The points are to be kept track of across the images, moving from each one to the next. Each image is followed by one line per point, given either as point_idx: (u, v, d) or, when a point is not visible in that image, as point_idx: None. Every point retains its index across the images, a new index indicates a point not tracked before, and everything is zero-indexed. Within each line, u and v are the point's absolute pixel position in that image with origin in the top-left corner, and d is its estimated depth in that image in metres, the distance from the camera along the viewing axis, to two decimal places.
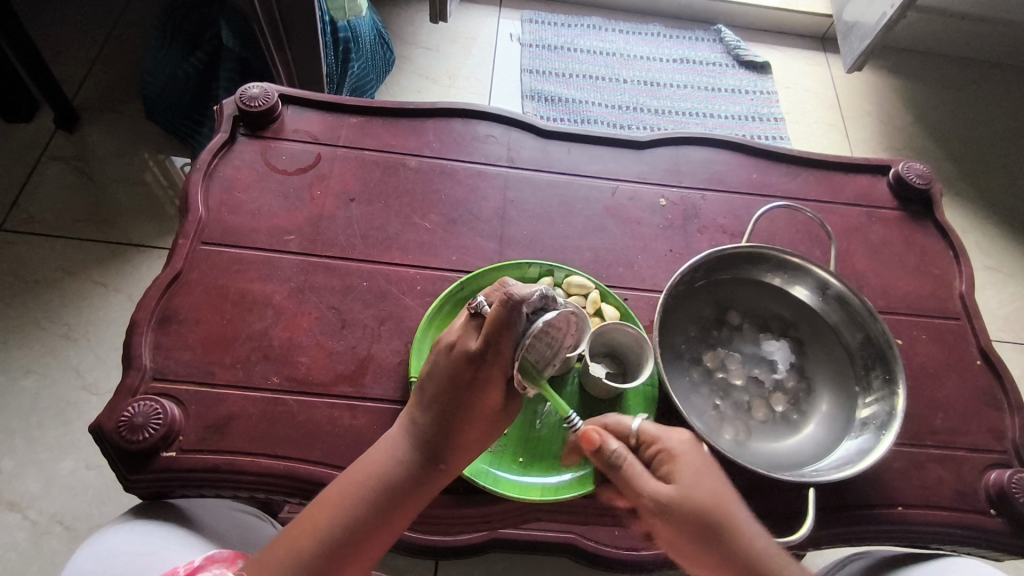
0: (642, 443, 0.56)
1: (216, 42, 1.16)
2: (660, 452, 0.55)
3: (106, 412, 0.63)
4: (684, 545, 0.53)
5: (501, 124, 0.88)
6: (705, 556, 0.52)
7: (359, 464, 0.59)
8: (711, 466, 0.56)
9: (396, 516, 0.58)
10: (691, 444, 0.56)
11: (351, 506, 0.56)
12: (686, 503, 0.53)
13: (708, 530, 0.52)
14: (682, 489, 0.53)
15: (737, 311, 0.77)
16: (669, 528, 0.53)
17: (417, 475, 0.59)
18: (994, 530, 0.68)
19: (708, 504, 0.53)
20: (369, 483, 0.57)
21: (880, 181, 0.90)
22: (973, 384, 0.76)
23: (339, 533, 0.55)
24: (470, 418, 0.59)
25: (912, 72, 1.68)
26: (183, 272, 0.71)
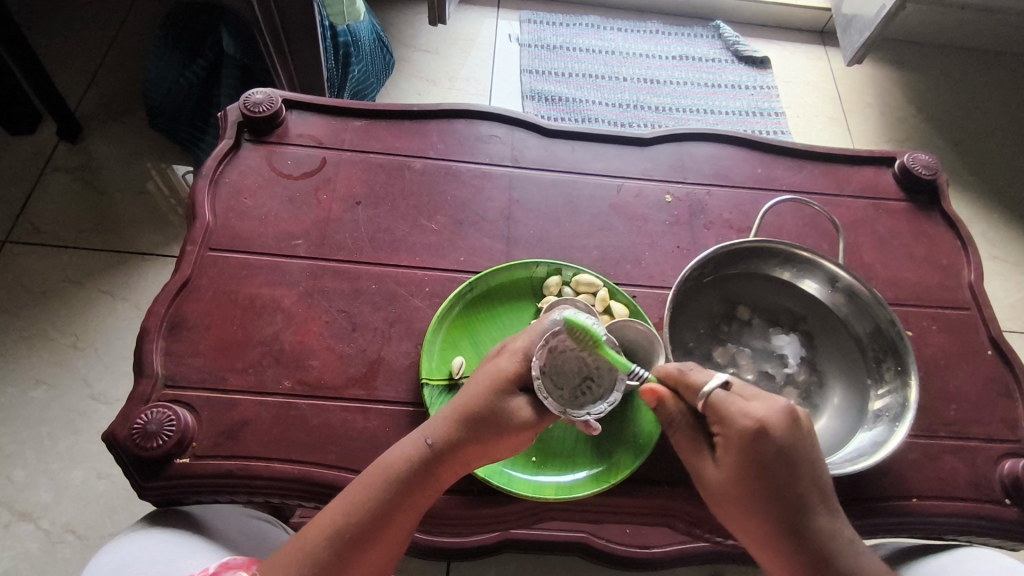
0: (720, 407, 0.55)
1: (217, 49, 1.17)
2: (741, 419, 0.54)
3: (120, 420, 0.63)
4: (747, 510, 0.54)
5: (505, 124, 0.88)
6: (770, 522, 0.54)
7: (378, 461, 0.58)
8: (798, 438, 0.54)
9: (407, 515, 0.57)
10: (782, 415, 0.54)
11: (364, 504, 0.56)
12: (755, 471, 0.54)
13: (776, 499, 0.54)
14: (761, 459, 0.53)
15: (746, 306, 0.76)
16: (735, 489, 0.55)
17: (428, 467, 0.58)
18: (1009, 519, 0.68)
19: (782, 473, 0.53)
20: (382, 482, 0.57)
21: (885, 173, 0.90)
22: (985, 374, 0.76)
23: (352, 531, 0.55)
24: (487, 408, 0.58)
25: (911, 63, 1.68)
26: (192, 279, 0.72)
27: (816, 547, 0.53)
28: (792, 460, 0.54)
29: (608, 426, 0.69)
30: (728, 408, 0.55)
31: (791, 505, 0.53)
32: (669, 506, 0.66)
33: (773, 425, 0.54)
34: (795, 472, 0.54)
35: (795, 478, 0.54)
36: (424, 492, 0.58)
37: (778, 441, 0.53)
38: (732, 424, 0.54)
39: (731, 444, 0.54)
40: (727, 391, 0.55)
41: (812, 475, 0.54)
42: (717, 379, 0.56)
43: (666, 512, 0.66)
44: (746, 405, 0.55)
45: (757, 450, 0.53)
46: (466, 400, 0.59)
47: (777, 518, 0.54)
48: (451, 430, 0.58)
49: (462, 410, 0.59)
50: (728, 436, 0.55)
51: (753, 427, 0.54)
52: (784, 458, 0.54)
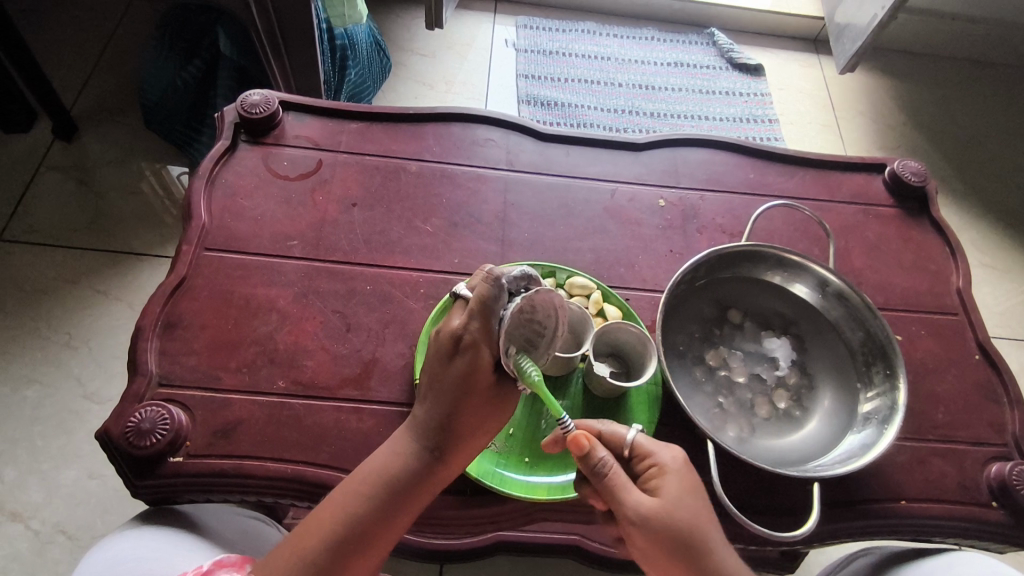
0: (640, 450, 0.57)
1: (214, 50, 1.18)
2: (657, 461, 0.56)
3: (113, 418, 0.63)
4: (667, 549, 0.53)
5: (500, 128, 0.89)
6: (684, 558, 0.52)
7: (370, 468, 0.58)
8: (701, 486, 0.56)
9: (406, 519, 0.58)
10: (687, 462, 0.57)
11: (362, 512, 0.56)
12: (676, 508, 0.53)
13: (689, 539, 0.53)
14: (675, 494, 0.54)
15: (737, 310, 0.77)
16: (660, 531, 0.52)
17: (424, 469, 0.58)
18: (996, 522, 0.69)
19: (693, 510, 0.54)
20: (375, 486, 0.57)
21: (876, 180, 0.92)
22: (972, 378, 0.77)
23: (350, 539, 0.55)
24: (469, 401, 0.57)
25: (903, 72, 1.70)
26: (188, 278, 0.72)
27: None
28: (690, 507, 0.54)
29: None
30: (648, 449, 0.57)
31: (701, 543, 0.53)
32: None
33: (670, 472, 0.55)
34: (702, 511, 0.54)
35: (703, 516, 0.54)
36: (422, 494, 0.59)
37: (690, 480, 0.55)
38: (652, 464, 0.56)
39: (660, 477, 0.55)
40: (640, 439, 0.57)
41: (713, 519, 0.55)
42: (634, 430, 0.58)
43: None
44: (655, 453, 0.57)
45: (672, 486, 0.54)
46: (444, 393, 0.58)
47: (692, 554, 0.53)
48: (445, 431, 0.58)
49: (445, 405, 0.57)
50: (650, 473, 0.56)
51: (666, 472, 0.55)
52: (691, 498, 0.54)
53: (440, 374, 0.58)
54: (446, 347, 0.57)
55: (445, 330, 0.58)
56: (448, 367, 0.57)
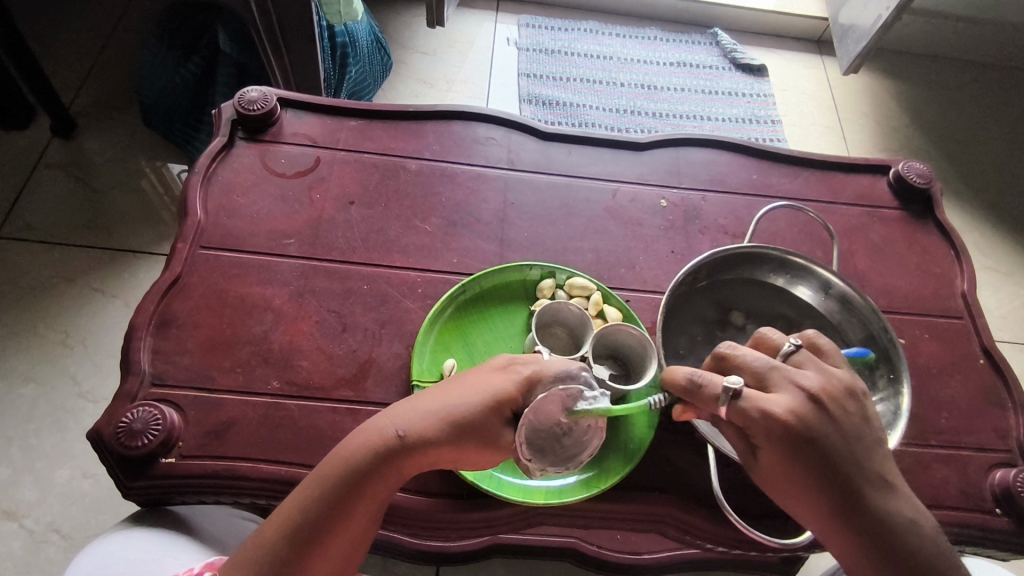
0: (742, 414, 0.54)
1: (214, 47, 1.17)
2: (766, 420, 0.53)
3: (105, 418, 0.62)
4: (801, 495, 0.54)
5: (501, 126, 0.88)
6: (823, 501, 0.53)
7: (341, 451, 0.56)
8: (831, 420, 0.54)
9: (361, 513, 0.55)
10: (806, 403, 0.54)
11: (319, 499, 0.54)
12: (797, 463, 0.53)
13: (818, 488, 0.53)
14: (798, 448, 0.53)
15: (740, 311, 0.76)
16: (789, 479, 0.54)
17: (386, 460, 0.56)
18: (1000, 530, 0.68)
19: (820, 459, 0.53)
20: (334, 469, 0.55)
21: (880, 181, 0.90)
22: (977, 383, 0.76)
23: (305, 527, 0.54)
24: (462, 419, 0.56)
25: (907, 74, 1.69)
26: (183, 276, 0.71)
27: (879, 536, 0.52)
28: (831, 449, 0.53)
29: None
30: (753, 409, 0.53)
31: (839, 487, 0.53)
32: (660, 512, 0.66)
33: (797, 417, 0.53)
34: (822, 460, 0.53)
35: (835, 460, 0.53)
36: (380, 489, 0.56)
37: (809, 430, 0.53)
38: (759, 424, 0.53)
39: (769, 440, 0.53)
40: (742, 397, 0.54)
41: (853, 456, 0.53)
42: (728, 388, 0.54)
43: (659, 519, 0.66)
44: (769, 400, 0.54)
45: (793, 444, 0.53)
46: (450, 402, 0.57)
47: (827, 500, 0.53)
48: (426, 429, 0.56)
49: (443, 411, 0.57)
50: (756, 433, 0.54)
51: (780, 426, 0.53)
52: (804, 452, 0.53)
53: (464, 407, 0.57)
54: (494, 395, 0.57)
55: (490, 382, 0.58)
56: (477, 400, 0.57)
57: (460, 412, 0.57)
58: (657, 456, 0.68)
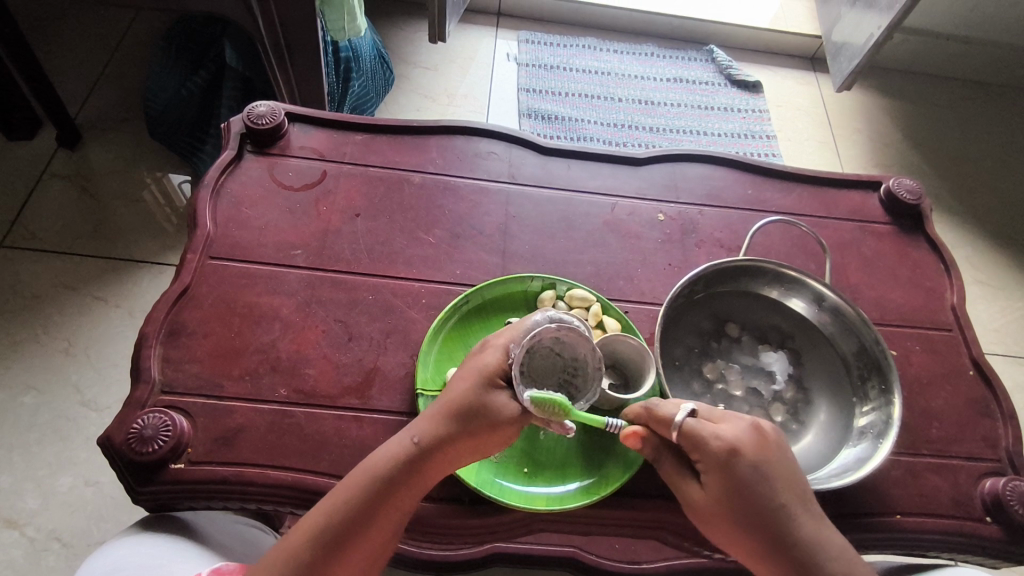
0: (692, 434, 0.57)
1: (220, 61, 1.20)
2: (714, 444, 0.57)
3: (116, 424, 0.63)
4: (733, 527, 0.56)
5: (502, 142, 0.90)
6: (752, 535, 0.55)
7: (362, 464, 0.58)
8: (769, 454, 0.57)
9: (387, 521, 0.57)
10: (750, 433, 0.57)
11: (347, 510, 0.56)
12: (735, 494, 0.55)
13: (752, 522, 0.55)
14: (738, 479, 0.56)
15: (735, 323, 0.78)
16: (723, 512, 0.56)
17: (405, 462, 0.58)
18: (990, 537, 0.70)
19: (755, 493, 0.55)
20: (357, 480, 0.57)
21: (872, 197, 0.93)
22: (966, 395, 0.78)
23: (332, 537, 0.55)
24: (471, 412, 0.59)
25: (899, 91, 1.72)
26: (192, 286, 0.73)
27: (801, 556, 0.54)
28: (767, 474, 0.56)
29: (598, 438, 0.70)
30: (700, 436, 0.57)
31: (772, 524, 0.55)
32: (661, 518, 0.67)
33: (743, 446, 0.56)
34: (758, 494, 0.55)
35: (772, 495, 0.55)
36: (404, 495, 0.58)
37: (752, 464, 0.56)
38: (707, 449, 0.57)
39: (712, 465, 0.56)
40: (695, 419, 0.58)
41: (786, 479, 0.56)
42: (684, 410, 0.59)
43: (659, 525, 0.67)
44: (717, 429, 0.58)
45: (734, 472, 0.56)
46: (454, 396, 0.60)
47: (758, 532, 0.55)
48: (438, 428, 0.59)
49: (449, 406, 0.60)
50: (704, 458, 0.57)
51: (720, 456, 0.56)
52: (743, 485, 0.55)
53: (466, 399, 0.59)
54: (487, 376, 0.60)
55: (478, 365, 0.62)
56: (478, 392, 0.60)
57: (466, 405, 0.59)
58: (656, 463, 0.69)
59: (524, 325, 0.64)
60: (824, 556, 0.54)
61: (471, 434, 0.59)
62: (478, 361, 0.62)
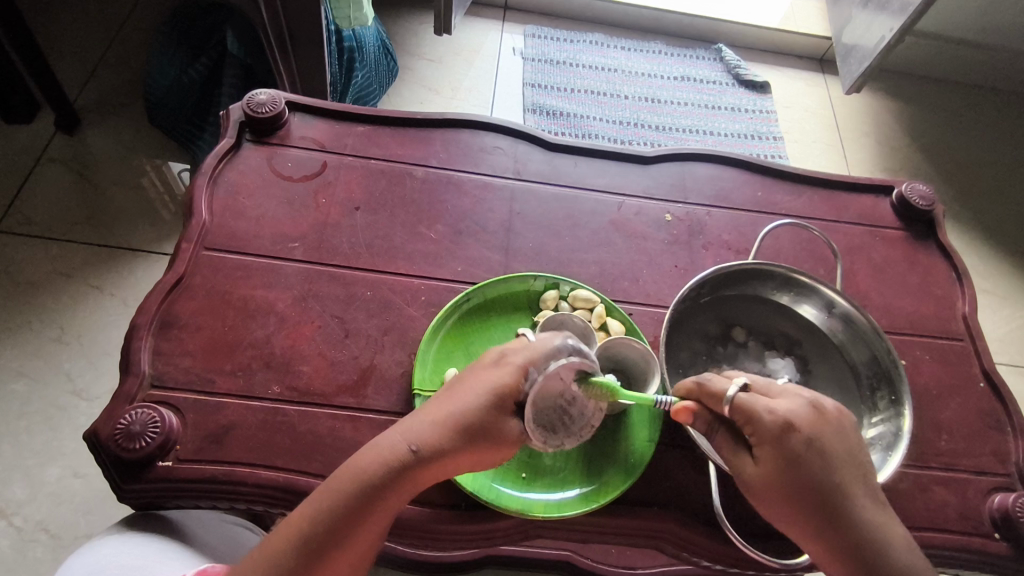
0: (746, 409, 0.55)
1: (221, 48, 1.18)
2: (768, 418, 0.55)
3: (103, 419, 0.61)
4: (791, 506, 0.54)
5: (508, 136, 0.88)
6: (811, 517, 0.53)
7: (351, 464, 0.56)
8: (827, 427, 0.55)
9: (375, 526, 0.55)
10: (808, 408, 0.56)
11: (333, 513, 0.54)
12: (789, 472, 0.54)
13: (812, 500, 0.53)
14: (793, 455, 0.54)
15: (742, 328, 0.76)
16: (779, 491, 0.54)
17: (401, 469, 0.55)
18: (998, 554, 0.68)
19: (808, 467, 0.53)
20: (350, 483, 0.55)
21: (883, 202, 0.91)
22: (976, 406, 0.76)
23: (318, 540, 0.53)
24: (479, 428, 0.56)
25: (908, 95, 1.70)
26: (185, 277, 0.70)
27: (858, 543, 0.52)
28: (823, 449, 0.54)
29: (601, 443, 0.68)
30: (754, 409, 0.55)
31: (821, 503, 0.53)
32: (659, 527, 0.65)
33: (800, 419, 0.55)
34: (819, 467, 0.54)
35: (829, 472, 0.54)
36: (393, 502, 0.56)
37: (807, 439, 0.54)
38: (761, 423, 0.55)
39: (765, 440, 0.54)
40: (748, 393, 0.56)
41: (843, 459, 0.55)
42: (738, 384, 0.57)
43: (656, 535, 0.65)
44: (772, 403, 0.56)
45: (792, 448, 0.54)
46: (464, 407, 0.57)
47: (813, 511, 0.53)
48: (440, 435, 0.56)
49: (457, 417, 0.57)
50: (759, 433, 0.55)
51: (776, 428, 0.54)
52: (798, 458, 0.54)
53: (474, 415, 0.57)
54: (501, 396, 0.57)
55: (490, 381, 0.58)
56: (488, 411, 0.57)
57: (473, 423, 0.56)
58: (658, 471, 0.67)
59: (544, 346, 0.59)
60: (876, 540, 0.52)
61: (475, 451, 0.57)
62: (489, 376, 0.58)
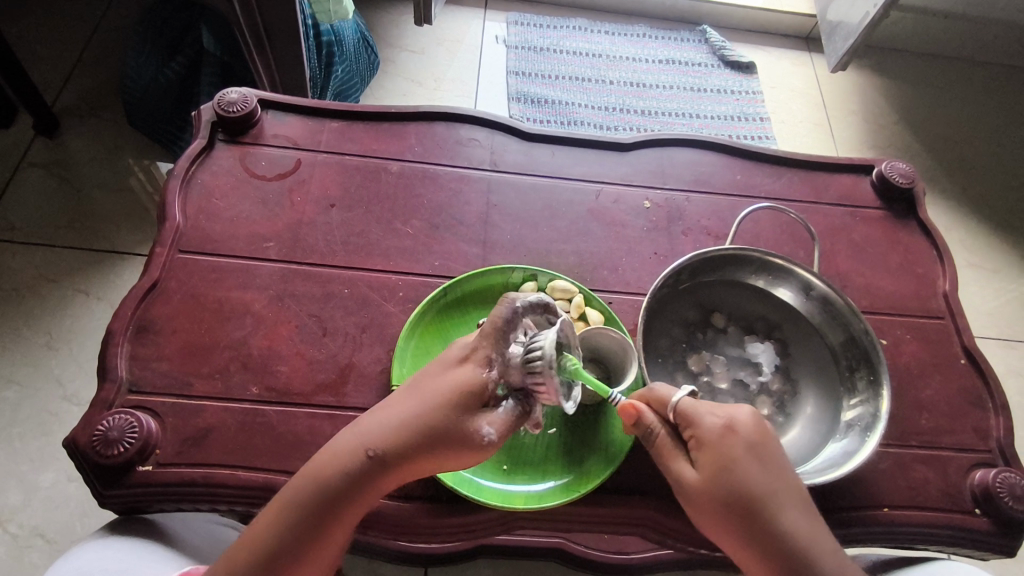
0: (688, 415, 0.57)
1: (198, 46, 1.16)
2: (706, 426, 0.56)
3: (81, 426, 0.61)
4: (730, 505, 0.54)
5: (485, 128, 0.87)
6: (748, 517, 0.54)
7: (308, 470, 0.55)
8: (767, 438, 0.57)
9: (342, 529, 0.55)
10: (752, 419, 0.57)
11: (296, 519, 0.53)
12: (728, 476, 0.55)
13: (735, 507, 0.54)
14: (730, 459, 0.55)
15: (721, 314, 0.76)
16: (716, 495, 0.54)
17: (361, 471, 0.55)
18: (980, 530, 0.68)
19: (749, 472, 0.54)
20: (312, 489, 0.54)
21: (864, 181, 0.90)
22: (957, 384, 0.76)
23: (280, 548, 0.52)
24: (449, 445, 0.56)
25: (895, 71, 1.69)
26: (161, 281, 0.70)
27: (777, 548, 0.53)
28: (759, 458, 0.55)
29: (580, 434, 0.69)
30: (695, 413, 0.57)
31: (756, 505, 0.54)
32: (641, 515, 0.65)
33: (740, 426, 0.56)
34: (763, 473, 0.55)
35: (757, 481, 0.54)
36: (359, 504, 0.55)
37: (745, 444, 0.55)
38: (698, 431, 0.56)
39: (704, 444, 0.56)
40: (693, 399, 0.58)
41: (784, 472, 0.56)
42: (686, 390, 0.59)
43: (638, 522, 0.65)
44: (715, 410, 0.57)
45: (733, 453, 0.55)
46: (430, 415, 0.57)
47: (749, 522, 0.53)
48: (399, 437, 0.56)
49: (427, 423, 0.56)
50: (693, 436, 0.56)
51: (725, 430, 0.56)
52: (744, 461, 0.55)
53: (440, 424, 0.56)
54: (468, 396, 0.57)
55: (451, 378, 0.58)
56: (455, 417, 0.57)
57: (436, 425, 0.56)
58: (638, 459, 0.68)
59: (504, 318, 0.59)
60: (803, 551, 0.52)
61: (437, 452, 0.56)
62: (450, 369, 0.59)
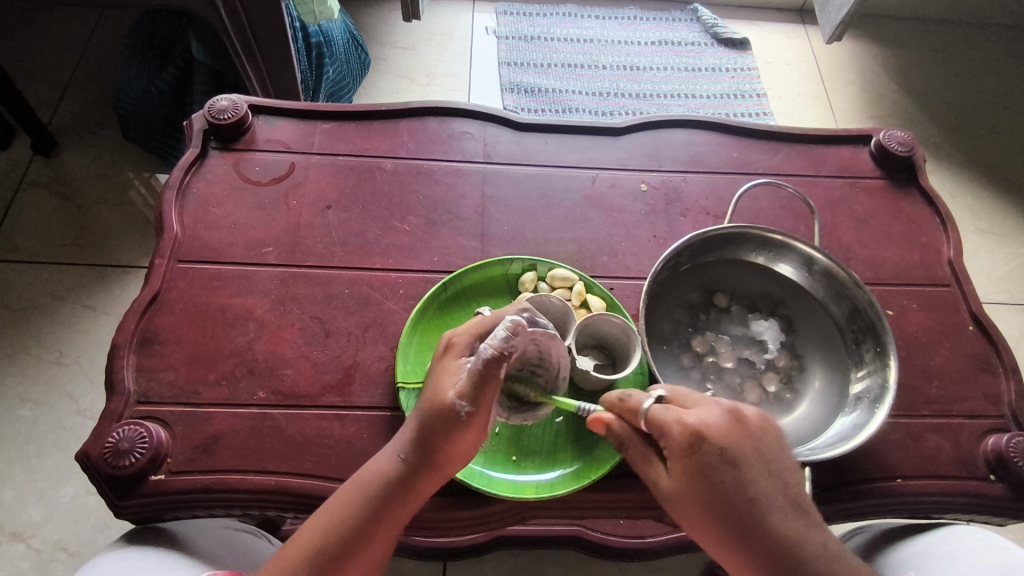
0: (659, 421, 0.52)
1: (188, 56, 1.17)
2: (677, 430, 0.51)
3: (92, 439, 0.62)
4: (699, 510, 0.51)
5: (477, 120, 0.87)
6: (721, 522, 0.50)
7: (353, 481, 0.57)
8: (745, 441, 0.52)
9: (385, 536, 0.56)
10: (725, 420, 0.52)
11: (341, 527, 0.55)
12: (711, 470, 0.50)
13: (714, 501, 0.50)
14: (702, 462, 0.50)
15: (724, 293, 0.76)
16: (693, 493, 0.51)
17: (399, 482, 0.56)
18: (995, 496, 0.68)
19: (732, 472, 0.50)
20: (355, 503, 0.56)
21: (862, 152, 0.90)
22: (967, 350, 0.76)
23: (329, 554, 0.54)
24: (441, 427, 0.55)
25: (891, 38, 1.67)
26: (162, 291, 0.71)
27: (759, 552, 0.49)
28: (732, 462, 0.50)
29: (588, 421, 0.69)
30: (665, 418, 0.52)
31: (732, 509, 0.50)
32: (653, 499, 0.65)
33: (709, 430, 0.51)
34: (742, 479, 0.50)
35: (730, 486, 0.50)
36: (400, 511, 0.57)
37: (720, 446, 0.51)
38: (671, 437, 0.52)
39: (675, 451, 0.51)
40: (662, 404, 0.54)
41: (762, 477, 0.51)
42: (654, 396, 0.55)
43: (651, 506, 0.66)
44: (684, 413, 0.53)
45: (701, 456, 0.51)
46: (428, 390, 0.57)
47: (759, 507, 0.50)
48: (421, 445, 0.56)
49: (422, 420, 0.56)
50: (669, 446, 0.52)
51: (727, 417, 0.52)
52: (728, 456, 0.50)
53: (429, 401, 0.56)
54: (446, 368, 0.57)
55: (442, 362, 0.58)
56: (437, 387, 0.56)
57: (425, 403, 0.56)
58: None
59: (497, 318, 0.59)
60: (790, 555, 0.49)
61: (447, 446, 0.56)
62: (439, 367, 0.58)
